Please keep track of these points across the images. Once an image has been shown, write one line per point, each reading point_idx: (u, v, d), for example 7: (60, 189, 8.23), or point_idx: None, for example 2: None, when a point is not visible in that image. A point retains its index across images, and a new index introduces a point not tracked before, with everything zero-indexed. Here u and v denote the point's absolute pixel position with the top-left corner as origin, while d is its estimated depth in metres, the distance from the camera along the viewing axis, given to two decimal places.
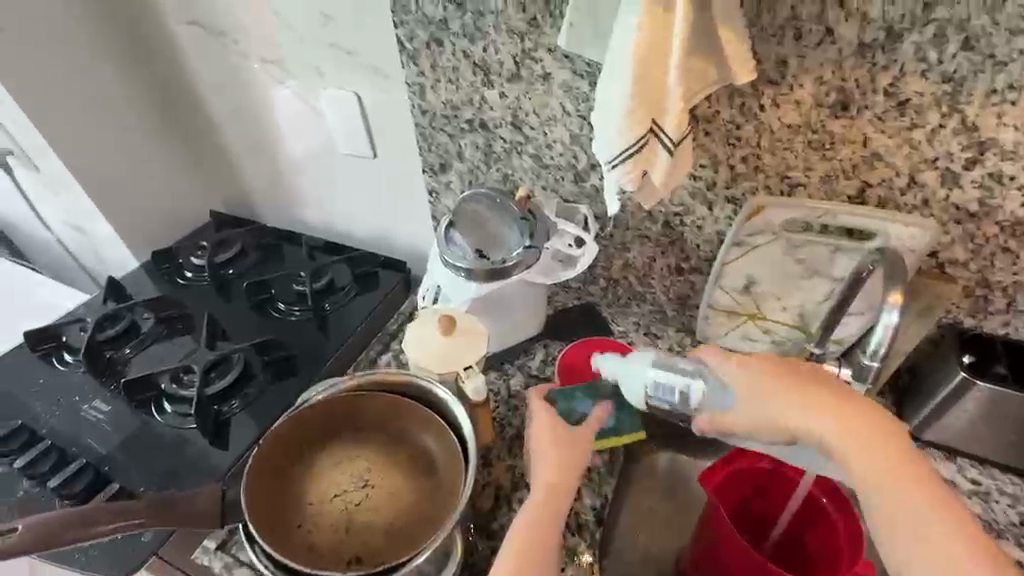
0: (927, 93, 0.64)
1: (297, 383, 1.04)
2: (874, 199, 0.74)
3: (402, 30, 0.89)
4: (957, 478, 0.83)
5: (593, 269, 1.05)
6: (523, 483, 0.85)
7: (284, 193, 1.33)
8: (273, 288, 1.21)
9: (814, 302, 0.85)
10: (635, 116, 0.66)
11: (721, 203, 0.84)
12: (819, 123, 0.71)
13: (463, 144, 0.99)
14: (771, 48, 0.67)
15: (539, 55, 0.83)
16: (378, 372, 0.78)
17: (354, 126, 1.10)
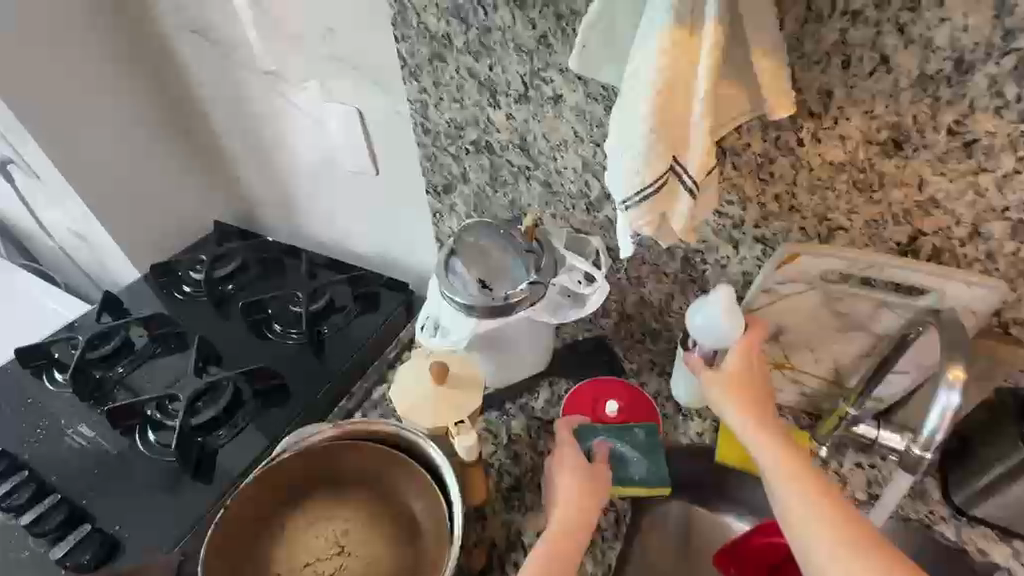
0: (1000, 134, 0.55)
1: (287, 413, 0.99)
2: (928, 249, 0.64)
3: (404, 44, 0.83)
4: (1012, 563, 0.73)
5: (605, 301, 0.96)
6: (519, 542, 0.78)
7: (287, 207, 1.28)
8: (270, 309, 1.15)
9: (851, 356, 0.76)
10: (652, 154, 0.58)
11: (749, 243, 0.75)
12: (866, 162, 0.62)
13: (468, 166, 0.92)
14: (813, 77, 0.59)
15: (549, 76, 0.75)
16: (358, 421, 0.71)
17: (355, 142, 1.04)
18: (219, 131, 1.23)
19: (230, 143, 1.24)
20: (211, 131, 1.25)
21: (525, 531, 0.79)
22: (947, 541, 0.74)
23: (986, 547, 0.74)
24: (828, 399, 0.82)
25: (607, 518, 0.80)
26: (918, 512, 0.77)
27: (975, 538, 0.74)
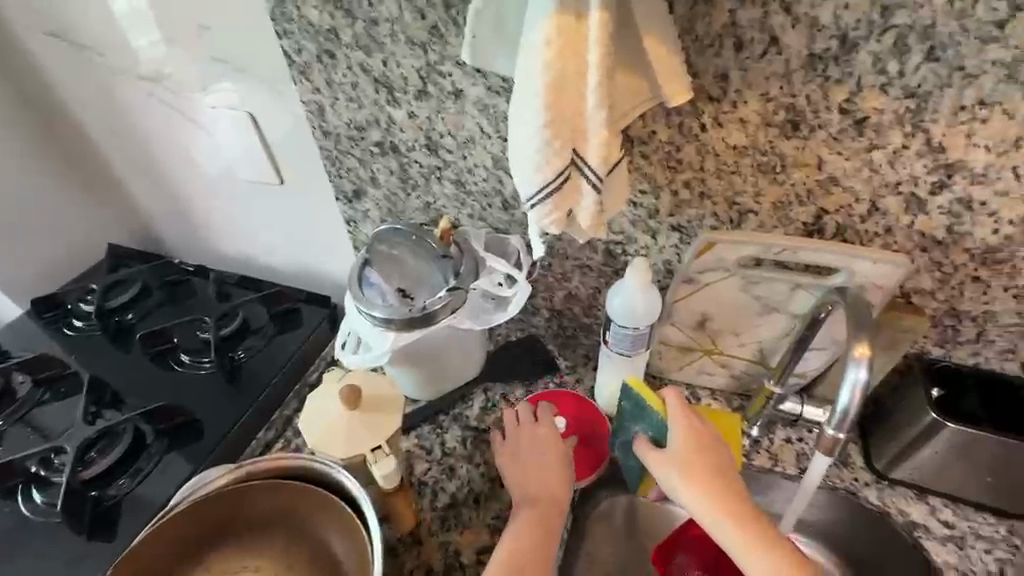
0: (887, 111, 0.55)
1: (200, 452, 0.90)
2: (832, 227, 0.65)
3: (288, 41, 0.76)
4: (930, 521, 0.75)
5: (533, 299, 0.93)
6: (457, 562, 0.75)
7: (189, 224, 1.17)
8: (175, 337, 1.05)
9: (772, 338, 0.76)
10: (551, 149, 0.55)
11: (666, 232, 0.73)
12: (767, 144, 0.61)
13: (376, 169, 0.86)
14: (708, 61, 0.57)
15: (446, 69, 0.71)
16: (262, 459, 0.66)
17: (252, 150, 0.95)
18: (100, 145, 1.11)
19: (114, 158, 1.12)
20: (90, 146, 1.12)
21: (463, 550, 0.76)
22: (870, 506, 0.77)
23: (906, 507, 0.76)
24: (756, 380, 0.82)
25: None
26: (842, 479, 0.79)
27: (896, 501, 0.77)
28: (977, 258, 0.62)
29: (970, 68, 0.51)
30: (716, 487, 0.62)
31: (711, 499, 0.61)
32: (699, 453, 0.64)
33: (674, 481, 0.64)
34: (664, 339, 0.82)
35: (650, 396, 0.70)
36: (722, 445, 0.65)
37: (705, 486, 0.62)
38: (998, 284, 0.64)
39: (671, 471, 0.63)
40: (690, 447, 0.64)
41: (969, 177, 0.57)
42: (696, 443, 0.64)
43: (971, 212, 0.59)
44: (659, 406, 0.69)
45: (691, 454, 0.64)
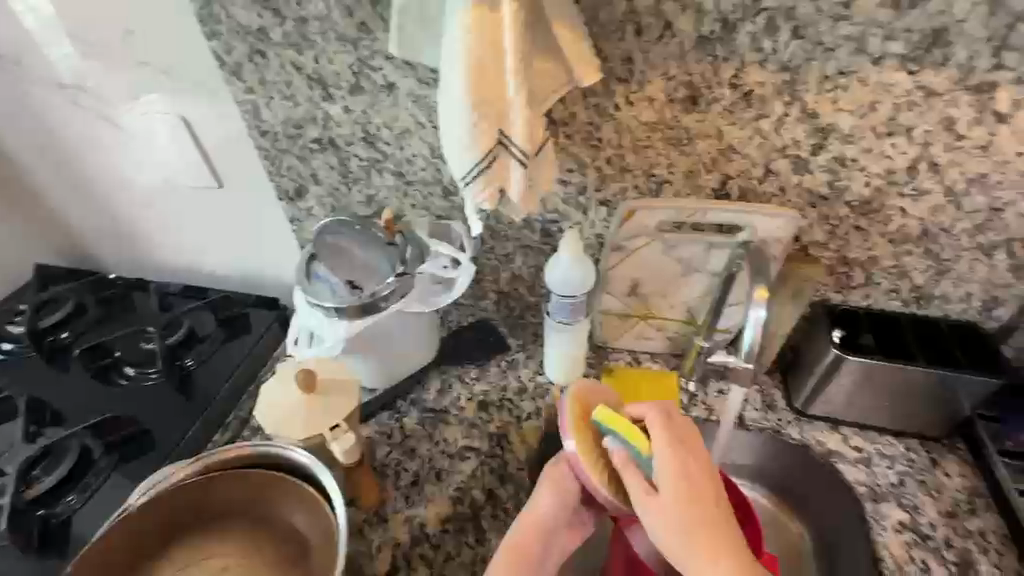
0: (768, 84, 0.64)
1: (152, 461, 0.89)
2: (736, 190, 0.73)
3: (217, 42, 0.77)
4: (844, 447, 0.84)
5: (480, 282, 0.97)
6: (423, 534, 0.78)
7: (124, 236, 1.14)
8: (117, 351, 1.03)
9: (697, 297, 0.84)
10: (478, 129, 0.59)
11: (595, 207, 0.79)
12: (673, 119, 0.69)
13: (316, 166, 0.88)
14: (614, 45, 0.64)
15: (377, 64, 0.74)
16: (217, 450, 0.66)
17: (187, 154, 0.95)
18: (22, 159, 1.07)
19: (37, 172, 1.08)
20: (10, 161, 1.08)
21: (427, 522, 0.79)
22: (792, 441, 0.85)
23: (824, 438, 0.85)
24: (688, 339, 0.90)
25: None
26: (769, 421, 0.87)
27: (816, 434, 0.85)
28: (856, 209, 0.72)
29: (827, 44, 0.60)
30: (709, 536, 0.53)
31: (700, 554, 0.52)
32: (687, 499, 0.54)
33: (657, 524, 0.54)
34: (603, 308, 0.88)
35: (627, 428, 0.59)
36: (713, 486, 0.56)
37: (699, 536, 0.53)
38: (877, 231, 0.74)
39: (658, 520, 0.54)
40: (677, 493, 0.54)
41: (840, 138, 0.66)
42: (686, 485, 0.55)
43: (845, 169, 0.69)
44: (641, 440, 0.58)
45: (679, 498, 0.54)
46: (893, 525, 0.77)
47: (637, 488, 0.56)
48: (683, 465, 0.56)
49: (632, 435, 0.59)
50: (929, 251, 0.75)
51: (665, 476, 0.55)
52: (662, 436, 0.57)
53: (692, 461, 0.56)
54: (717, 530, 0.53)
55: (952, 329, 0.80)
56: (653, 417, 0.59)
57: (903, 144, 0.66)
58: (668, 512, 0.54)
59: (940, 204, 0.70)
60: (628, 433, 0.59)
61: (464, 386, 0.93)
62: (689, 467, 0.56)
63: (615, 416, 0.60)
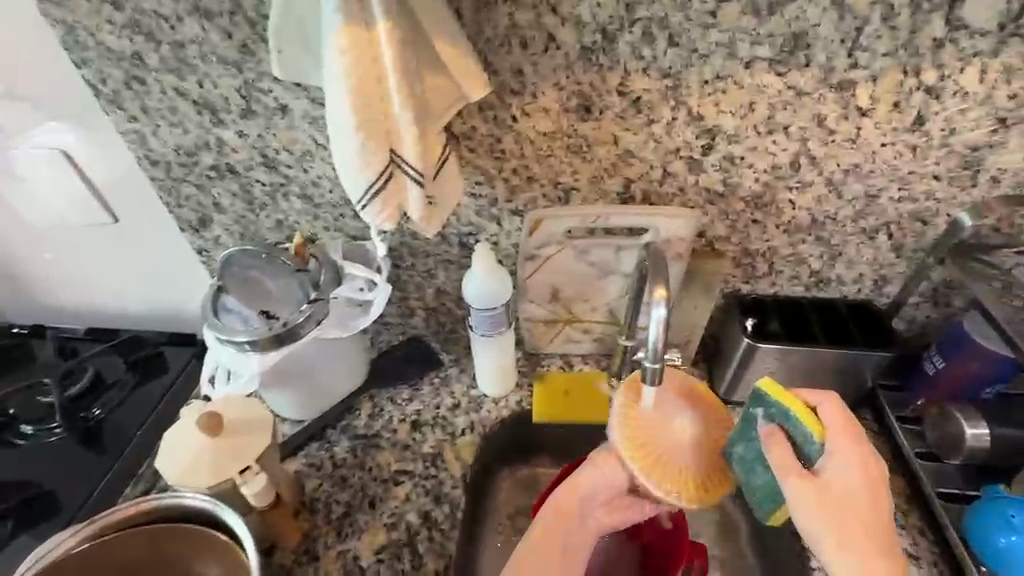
0: (653, 90, 0.66)
1: (57, 524, 0.82)
2: (639, 193, 0.75)
3: (89, 70, 0.72)
4: None
5: (405, 300, 0.96)
6: (357, 566, 0.75)
7: (15, 282, 1.05)
8: (13, 407, 0.95)
9: (617, 298, 0.86)
10: (368, 151, 0.58)
11: (508, 218, 0.80)
12: (570, 128, 0.70)
13: (218, 194, 0.84)
14: (502, 58, 0.64)
15: (266, 86, 0.71)
16: (115, 510, 0.61)
17: (73, 190, 0.88)
18: None
19: None
20: None
21: (362, 554, 0.77)
22: None
23: None
24: (614, 339, 0.91)
25: (443, 509, 0.81)
26: None
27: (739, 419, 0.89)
28: (751, 204, 0.76)
29: (702, 50, 0.63)
30: (860, 514, 0.58)
31: (860, 531, 0.57)
32: (855, 480, 0.59)
33: (824, 521, 0.57)
34: (529, 316, 0.89)
35: (805, 413, 0.60)
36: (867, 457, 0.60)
37: (849, 517, 0.58)
38: (772, 223, 0.78)
39: (818, 507, 0.57)
40: (861, 473, 0.59)
41: (727, 138, 0.69)
42: (865, 473, 0.59)
43: (735, 167, 0.72)
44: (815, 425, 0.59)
45: (848, 477, 0.59)
46: None
47: (791, 475, 0.59)
48: (859, 459, 0.59)
49: (804, 417, 0.59)
50: (820, 238, 0.79)
51: (834, 459, 0.59)
52: (834, 420, 0.61)
53: (855, 434, 0.60)
54: (864, 510, 0.58)
55: (849, 308, 0.85)
56: (828, 411, 0.61)
57: (783, 141, 0.69)
58: (843, 491, 0.58)
59: (823, 194, 0.74)
60: (808, 417, 0.60)
61: (396, 408, 0.91)
62: (861, 462, 0.59)
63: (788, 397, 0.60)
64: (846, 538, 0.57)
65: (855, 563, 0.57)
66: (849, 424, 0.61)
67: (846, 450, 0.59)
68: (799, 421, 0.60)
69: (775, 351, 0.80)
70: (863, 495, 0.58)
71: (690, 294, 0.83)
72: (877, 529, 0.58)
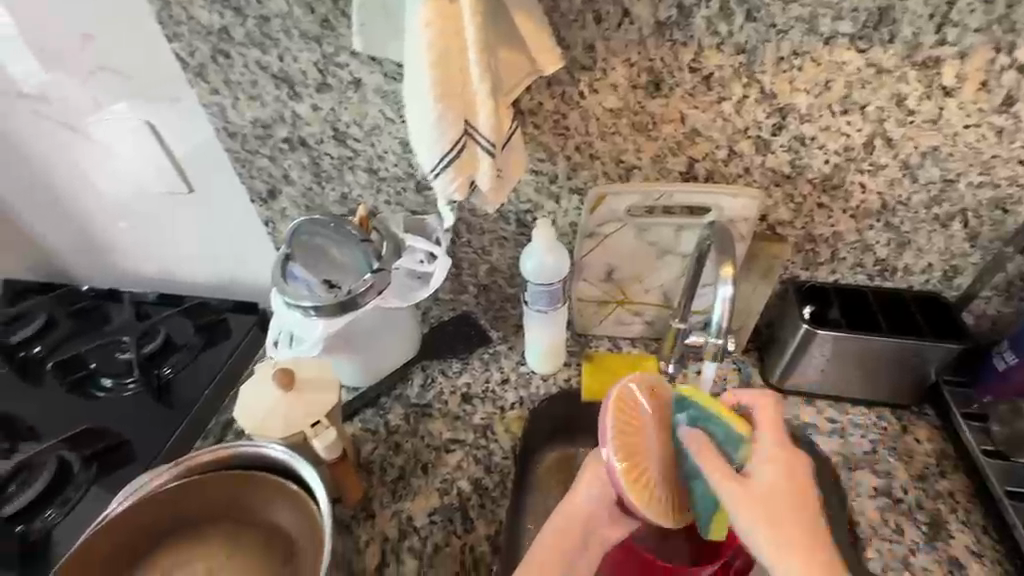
0: (726, 66, 0.66)
1: (133, 471, 0.88)
2: (703, 172, 0.75)
3: (180, 44, 0.77)
4: (817, 420, 0.86)
5: (459, 277, 0.97)
6: (411, 526, 0.78)
7: (94, 248, 1.12)
8: (93, 363, 1.01)
9: (671, 280, 0.86)
10: (445, 120, 0.60)
11: (567, 195, 0.80)
12: (638, 105, 0.70)
13: (288, 166, 0.88)
14: (576, 34, 0.65)
15: (342, 60, 0.75)
16: (202, 451, 0.66)
17: (155, 160, 0.94)
18: None
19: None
20: None
21: (416, 515, 0.80)
22: None
23: (798, 412, 0.87)
24: (665, 322, 0.91)
25: (493, 479, 0.83)
26: None
27: (792, 408, 0.87)
28: (818, 186, 0.74)
29: (780, 25, 0.63)
30: (790, 513, 0.55)
31: (795, 528, 0.55)
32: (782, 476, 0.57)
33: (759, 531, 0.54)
34: (582, 296, 0.90)
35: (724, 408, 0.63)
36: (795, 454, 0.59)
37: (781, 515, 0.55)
38: (839, 207, 0.76)
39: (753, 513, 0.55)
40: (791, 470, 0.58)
41: (798, 117, 0.69)
42: (795, 479, 0.57)
43: (805, 148, 0.71)
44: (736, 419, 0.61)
45: (777, 467, 0.58)
46: (866, 491, 0.79)
47: (719, 475, 0.57)
48: (794, 460, 0.59)
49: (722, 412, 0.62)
50: (889, 225, 0.77)
51: (760, 455, 0.59)
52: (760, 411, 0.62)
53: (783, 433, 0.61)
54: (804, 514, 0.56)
55: (915, 298, 0.82)
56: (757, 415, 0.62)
57: (858, 121, 0.68)
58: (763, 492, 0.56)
59: (896, 178, 0.73)
60: (721, 409, 0.63)
61: (447, 380, 0.93)
62: (795, 462, 0.58)
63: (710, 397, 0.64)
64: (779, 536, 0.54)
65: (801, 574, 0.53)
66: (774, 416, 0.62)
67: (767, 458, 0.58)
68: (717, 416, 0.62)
69: (836, 338, 0.78)
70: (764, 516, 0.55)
71: (748, 279, 0.82)
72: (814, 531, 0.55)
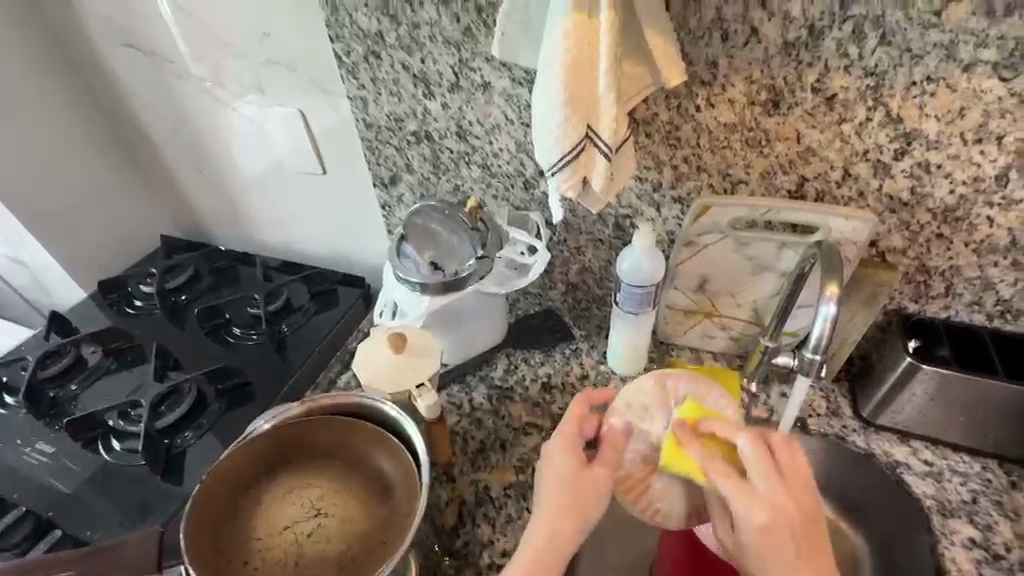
0: (851, 88, 0.66)
1: (253, 409, 1.01)
2: (812, 192, 0.75)
3: (339, 44, 0.89)
4: (911, 460, 0.82)
5: (550, 273, 1.01)
6: (487, 496, 0.84)
7: (236, 216, 1.29)
8: (227, 313, 1.17)
9: (766, 297, 0.86)
10: (570, 122, 0.65)
11: (668, 204, 0.83)
12: (753, 121, 0.72)
13: (411, 156, 0.98)
14: (700, 50, 0.69)
15: (476, 65, 0.83)
16: (321, 396, 0.76)
17: (299, 143, 1.07)
18: (161, 146, 1.24)
19: (171, 155, 1.25)
20: (153, 146, 1.25)
21: (492, 485, 0.85)
22: (856, 449, 0.83)
23: (890, 449, 0.83)
24: (752, 340, 0.91)
25: None
26: (832, 427, 0.86)
27: (882, 444, 0.84)
28: (939, 216, 0.72)
29: (916, 50, 0.63)
30: (807, 550, 0.55)
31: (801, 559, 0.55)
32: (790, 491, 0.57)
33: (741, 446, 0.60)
34: (670, 304, 0.91)
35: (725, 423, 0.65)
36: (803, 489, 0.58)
37: (797, 542, 0.55)
38: (960, 240, 0.73)
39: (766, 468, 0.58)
40: (790, 507, 0.56)
41: (925, 144, 0.68)
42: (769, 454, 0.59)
43: (928, 175, 0.70)
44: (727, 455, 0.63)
45: (761, 546, 0.55)
46: (962, 541, 0.75)
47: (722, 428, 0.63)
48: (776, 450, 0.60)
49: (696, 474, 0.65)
50: (1017, 264, 0.73)
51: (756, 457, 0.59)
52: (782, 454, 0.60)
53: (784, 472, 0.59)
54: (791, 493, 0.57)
55: None
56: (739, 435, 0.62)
57: (993, 152, 0.66)
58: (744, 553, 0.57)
59: None
60: (728, 459, 0.63)
61: (529, 368, 0.98)
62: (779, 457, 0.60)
63: (677, 456, 0.67)
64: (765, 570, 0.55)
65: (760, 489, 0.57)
66: (797, 474, 0.59)
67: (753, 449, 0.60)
68: (696, 460, 0.62)
69: (943, 375, 0.75)
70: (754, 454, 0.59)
71: (850, 305, 0.80)
72: (825, 568, 0.55)
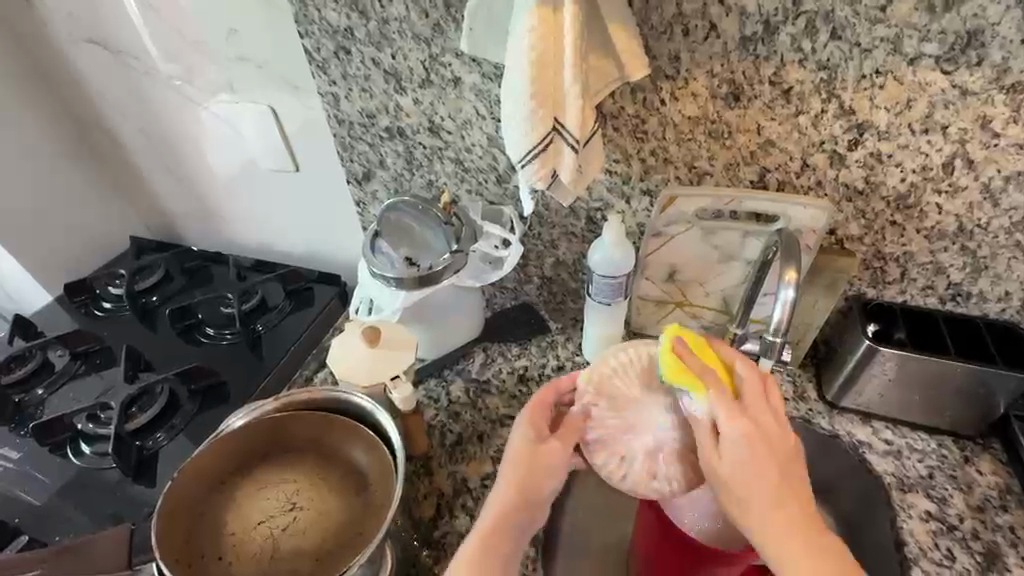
0: (807, 81, 0.69)
1: (227, 409, 1.00)
2: (774, 182, 0.78)
3: (309, 40, 0.89)
4: (872, 439, 0.86)
5: (525, 267, 1.03)
6: (465, 487, 0.85)
7: (208, 216, 1.27)
8: (200, 313, 1.15)
9: (733, 286, 0.89)
10: (537, 115, 0.66)
11: (638, 196, 0.85)
12: (715, 114, 0.74)
13: (384, 152, 0.98)
14: (663, 44, 0.71)
15: (446, 60, 0.84)
16: (298, 391, 0.77)
17: (271, 140, 1.06)
18: (129, 145, 1.22)
19: (139, 154, 1.23)
20: (120, 145, 1.23)
21: (470, 477, 0.86)
22: (821, 430, 0.87)
23: (852, 430, 0.87)
24: (722, 328, 0.93)
25: None
26: (799, 410, 0.89)
27: (845, 424, 0.87)
28: (892, 204, 0.76)
29: (865, 44, 0.66)
30: (790, 478, 0.55)
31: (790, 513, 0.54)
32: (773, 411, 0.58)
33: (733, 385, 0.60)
34: (642, 294, 0.93)
35: (710, 349, 0.63)
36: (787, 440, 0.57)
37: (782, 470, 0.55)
38: (912, 226, 0.77)
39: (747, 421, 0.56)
40: (776, 431, 0.57)
41: (876, 134, 0.71)
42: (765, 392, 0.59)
43: (881, 165, 0.73)
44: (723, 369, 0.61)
45: (750, 461, 0.55)
46: (919, 514, 0.78)
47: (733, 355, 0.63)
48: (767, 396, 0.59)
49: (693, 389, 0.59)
50: (965, 248, 0.77)
51: (739, 418, 0.56)
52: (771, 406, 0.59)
53: (775, 429, 0.57)
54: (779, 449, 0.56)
55: (989, 328, 0.81)
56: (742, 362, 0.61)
57: (939, 141, 0.70)
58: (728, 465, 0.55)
59: (976, 201, 0.73)
60: (725, 377, 0.60)
61: (505, 361, 0.99)
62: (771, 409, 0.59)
63: (679, 371, 0.60)
64: (750, 489, 0.54)
65: (744, 446, 0.55)
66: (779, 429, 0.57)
67: (749, 385, 0.59)
68: (705, 382, 0.59)
69: (899, 357, 0.79)
70: (751, 388, 0.59)
71: (812, 291, 0.83)
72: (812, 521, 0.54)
